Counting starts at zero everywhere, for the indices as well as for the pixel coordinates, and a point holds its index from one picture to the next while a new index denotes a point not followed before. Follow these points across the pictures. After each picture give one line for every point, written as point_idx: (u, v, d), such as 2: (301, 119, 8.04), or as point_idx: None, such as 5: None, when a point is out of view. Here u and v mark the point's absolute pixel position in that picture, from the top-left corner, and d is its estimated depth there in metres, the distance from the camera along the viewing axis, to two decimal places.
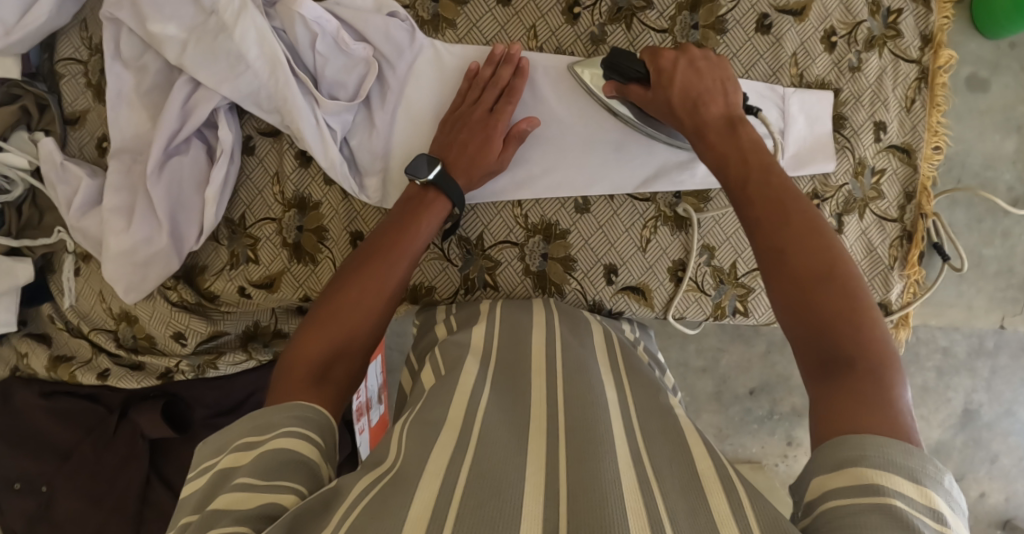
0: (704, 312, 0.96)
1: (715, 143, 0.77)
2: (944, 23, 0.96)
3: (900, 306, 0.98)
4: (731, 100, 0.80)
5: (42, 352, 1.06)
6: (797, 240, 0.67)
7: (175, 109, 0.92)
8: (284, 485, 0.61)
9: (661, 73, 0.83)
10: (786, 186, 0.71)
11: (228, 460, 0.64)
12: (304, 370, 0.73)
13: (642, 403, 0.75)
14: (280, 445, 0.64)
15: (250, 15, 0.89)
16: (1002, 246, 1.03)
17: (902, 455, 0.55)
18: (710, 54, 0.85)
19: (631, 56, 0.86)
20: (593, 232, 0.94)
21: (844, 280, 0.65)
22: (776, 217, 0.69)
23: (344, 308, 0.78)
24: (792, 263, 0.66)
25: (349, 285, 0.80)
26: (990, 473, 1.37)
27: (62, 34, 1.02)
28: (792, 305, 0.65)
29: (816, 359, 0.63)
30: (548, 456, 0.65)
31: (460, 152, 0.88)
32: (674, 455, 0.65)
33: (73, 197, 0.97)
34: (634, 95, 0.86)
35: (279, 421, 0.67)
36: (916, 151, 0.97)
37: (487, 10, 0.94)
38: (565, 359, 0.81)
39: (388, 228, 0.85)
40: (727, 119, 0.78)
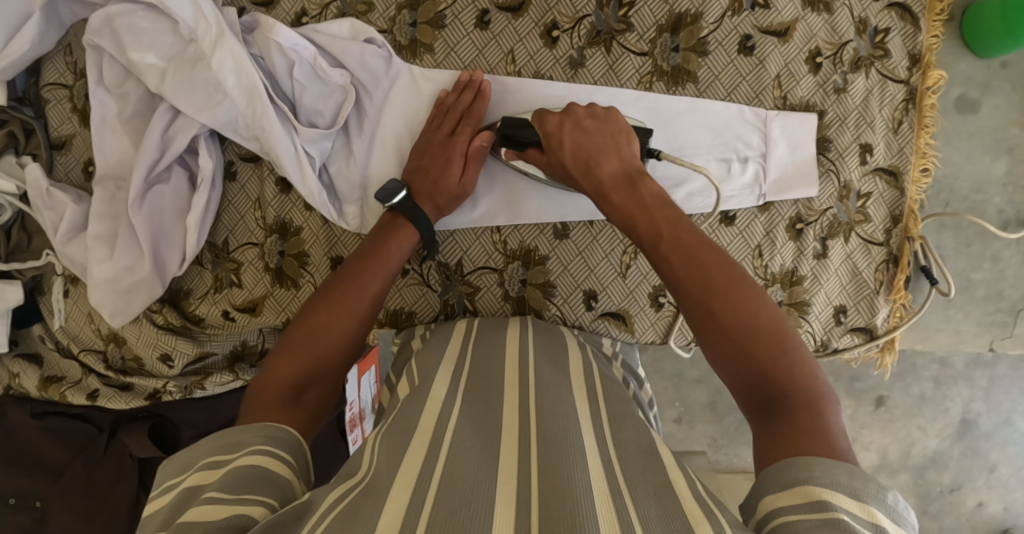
0: (685, 337, 0.96)
1: (622, 202, 0.79)
2: (934, 42, 0.94)
3: (886, 330, 0.97)
4: (624, 155, 0.82)
5: (33, 373, 1.08)
6: (713, 294, 0.70)
7: (156, 138, 0.93)
8: (254, 499, 0.60)
9: (550, 136, 0.83)
10: (698, 243, 0.74)
11: (194, 479, 0.62)
12: (277, 392, 0.73)
13: (613, 409, 0.75)
14: (250, 462, 0.63)
15: (228, 43, 0.90)
16: (991, 269, 1.02)
17: (845, 474, 0.57)
18: (597, 110, 0.85)
19: (525, 122, 0.87)
20: (572, 257, 0.94)
21: (770, 325, 0.68)
22: (698, 275, 0.71)
23: (322, 330, 0.78)
24: (720, 318, 0.69)
25: (318, 307, 0.80)
26: (988, 483, 1.34)
27: (48, 60, 1.03)
28: (727, 357, 0.68)
29: (755, 402, 0.66)
30: (518, 464, 0.64)
31: (425, 177, 0.89)
32: (646, 465, 0.64)
33: (59, 222, 0.99)
34: (533, 159, 0.86)
35: (251, 440, 0.66)
36: (903, 174, 0.95)
37: (465, 34, 0.94)
38: (541, 372, 0.81)
39: (359, 252, 0.85)
40: (626, 178, 0.80)
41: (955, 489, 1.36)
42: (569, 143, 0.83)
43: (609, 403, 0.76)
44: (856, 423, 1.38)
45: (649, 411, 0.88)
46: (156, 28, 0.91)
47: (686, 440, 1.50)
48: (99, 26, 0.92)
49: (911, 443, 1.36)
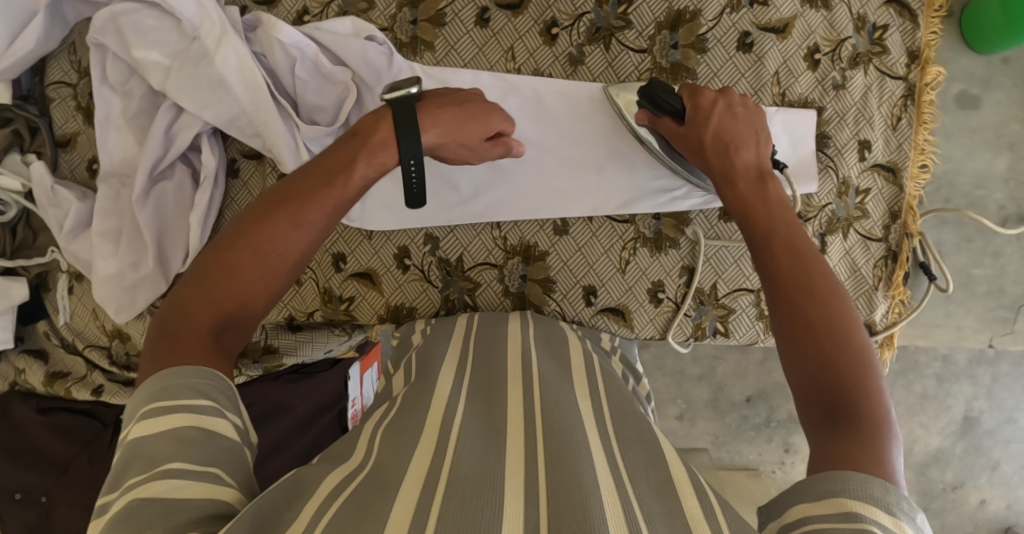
0: (684, 332, 0.96)
1: (743, 193, 0.77)
2: (932, 38, 0.94)
3: (884, 326, 0.97)
4: (762, 150, 0.80)
5: (38, 369, 1.10)
6: (817, 302, 0.67)
7: (159, 135, 0.94)
8: (206, 474, 0.57)
9: (698, 108, 0.82)
10: (816, 253, 0.71)
11: (140, 433, 0.59)
12: (195, 336, 0.66)
13: (614, 407, 0.75)
14: (202, 427, 0.59)
15: (231, 41, 0.91)
16: (992, 266, 1.02)
17: (881, 489, 0.54)
18: (749, 100, 0.84)
19: (671, 88, 0.85)
20: (572, 253, 0.95)
21: (858, 352, 0.64)
22: (801, 282, 0.68)
23: (249, 257, 0.69)
24: (815, 326, 0.65)
25: (252, 227, 0.70)
26: (990, 481, 1.35)
27: (52, 59, 1.04)
28: (804, 359, 0.65)
29: (818, 414, 0.63)
30: (523, 457, 0.65)
31: (455, 103, 0.82)
32: (649, 462, 0.65)
33: (64, 219, 1.00)
34: (665, 127, 0.85)
35: (197, 388, 0.61)
36: (902, 171, 0.95)
37: (465, 32, 0.94)
38: (543, 368, 0.81)
39: (315, 170, 0.74)
40: (759, 172, 0.78)
41: (958, 487, 1.37)
42: (715, 122, 0.81)
43: (611, 400, 0.77)
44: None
45: (647, 405, 0.88)
46: (160, 27, 0.93)
47: (688, 437, 1.51)
48: (104, 25, 0.94)
49: (913, 440, 1.36)
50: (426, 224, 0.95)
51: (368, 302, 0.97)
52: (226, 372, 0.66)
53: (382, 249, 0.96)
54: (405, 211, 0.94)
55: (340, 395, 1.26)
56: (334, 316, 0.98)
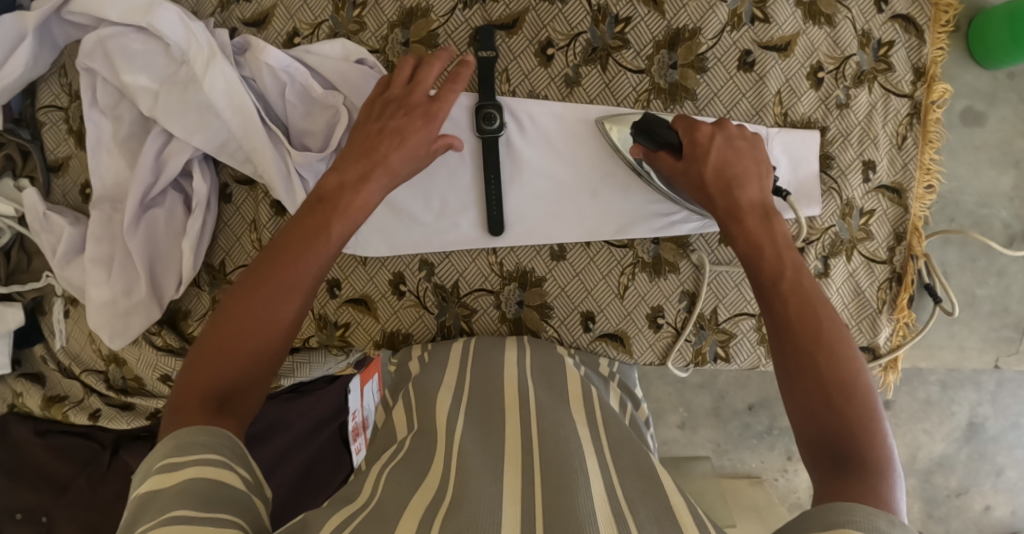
0: (685, 358, 0.94)
1: (750, 228, 0.75)
2: (939, 54, 0.92)
3: (889, 349, 0.95)
4: (764, 186, 0.79)
5: (35, 392, 1.09)
6: (824, 345, 0.66)
7: (149, 162, 0.93)
8: (213, 519, 0.54)
9: (696, 145, 0.80)
10: (821, 295, 0.70)
11: (153, 483, 0.57)
12: (200, 401, 0.64)
13: (614, 435, 0.74)
14: (212, 476, 0.57)
15: (219, 66, 0.90)
16: (996, 285, 1.00)
17: (887, 522, 0.53)
18: (748, 132, 0.83)
19: (666, 125, 0.84)
20: (569, 278, 0.93)
21: (861, 394, 0.63)
22: (808, 325, 0.67)
23: (236, 332, 0.67)
24: (820, 367, 0.65)
25: (235, 301, 0.69)
26: (996, 487, 1.33)
27: (43, 82, 1.03)
28: (811, 398, 0.64)
29: (820, 456, 0.62)
30: (524, 487, 0.64)
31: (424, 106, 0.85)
32: (646, 489, 0.64)
33: (57, 244, 0.99)
34: (663, 162, 0.83)
35: (207, 442, 0.60)
36: (906, 192, 0.93)
37: (458, 53, 0.92)
38: (540, 398, 0.80)
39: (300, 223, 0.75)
40: (762, 208, 0.77)
41: (962, 493, 1.35)
42: (714, 155, 0.80)
43: (611, 429, 0.75)
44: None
45: (647, 432, 0.86)
46: (148, 51, 0.92)
47: (689, 446, 1.49)
48: (92, 49, 0.92)
49: (918, 447, 1.35)
50: (422, 250, 0.94)
51: (363, 328, 0.96)
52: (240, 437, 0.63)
53: (377, 275, 0.95)
54: (400, 236, 0.93)
55: (341, 405, 1.21)
56: (329, 342, 0.97)
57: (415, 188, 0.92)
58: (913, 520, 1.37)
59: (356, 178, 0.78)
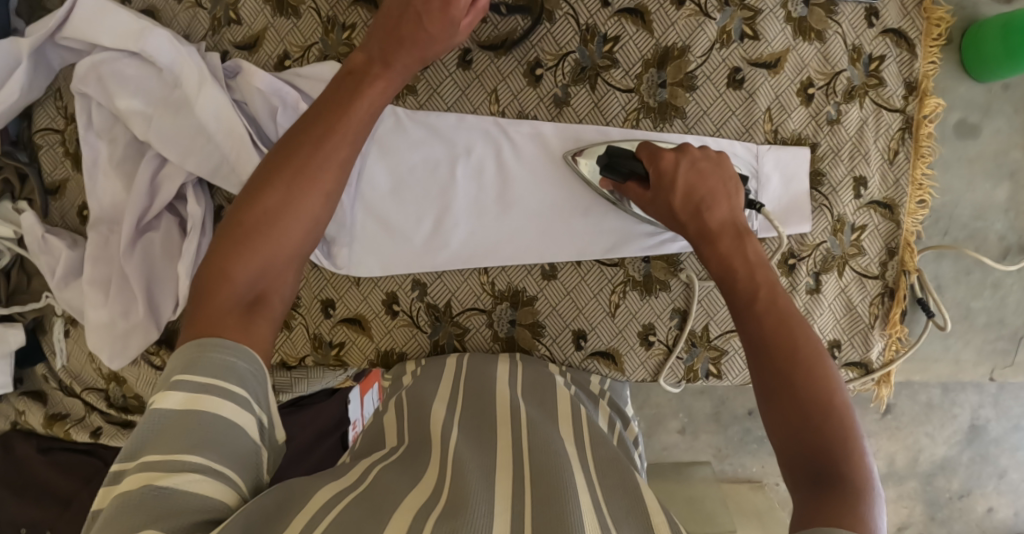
0: (676, 375, 0.95)
1: (724, 252, 0.76)
2: (930, 68, 0.91)
3: (881, 364, 0.95)
4: (734, 204, 0.79)
5: (38, 410, 1.11)
6: (800, 365, 0.66)
7: (144, 186, 0.94)
8: (216, 474, 0.57)
9: (661, 175, 0.81)
10: (796, 315, 0.70)
11: (178, 403, 0.59)
12: (228, 299, 0.65)
13: (601, 455, 0.74)
14: (225, 416, 0.60)
15: (210, 90, 0.91)
16: (992, 297, 0.99)
17: None
18: (711, 153, 0.82)
19: (630, 154, 0.85)
20: (561, 297, 0.94)
21: (838, 412, 0.63)
22: (783, 345, 0.67)
23: (265, 213, 0.68)
24: (795, 387, 0.65)
25: (263, 184, 0.70)
26: (998, 488, 1.32)
27: (39, 106, 1.04)
28: (788, 419, 0.64)
29: (799, 474, 0.62)
30: (514, 494, 0.65)
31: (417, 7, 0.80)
32: (630, 509, 0.65)
33: (56, 266, 1.00)
34: (633, 194, 0.84)
35: (227, 367, 0.61)
36: (899, 207, 0.93)
37: (447, 75, 0.91)
38: (530, 413, 0.81)
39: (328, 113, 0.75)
40: (735, 228, 0.78)
41: (964, 495, 1.34)
42: (682, 181, 0.80)
43: (597, 447, 0.76)
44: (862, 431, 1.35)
45: (635, 451, 0.86)
46: (141, 75, 0.93)
47: (690, 451, 1.48)
48: (85, 74, 0.93)
49: (919, 450, 1.33)
50: (414, 270, 0.94)
51: (358, 347, 0.97)
52: (262, 333, 0.66)
53: (370, 295, 0.96)
54: (391, 255, 0.93)
55: (342, 416, 1.21)
56: (325, 361, 0.98)
57: (407, 208, 0.92)
58: (916, 523, 1.36)
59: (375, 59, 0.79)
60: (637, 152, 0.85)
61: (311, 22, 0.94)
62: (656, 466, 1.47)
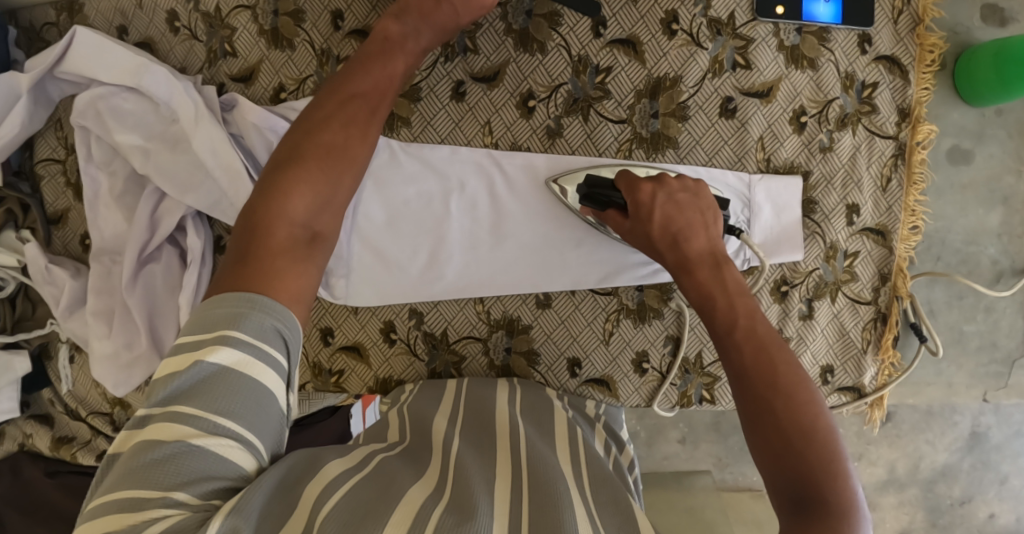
0: (670, 401, 0.96)
1: (702, 282, 0.76)
2: (924, 95, 0.91)
3: (874, 389, 0.96)
4: (712, 234, 0.80)
5: (45, 434, 1.12)
6: (781, 390, 0.66)
7: (144, 219, 0.96)
8: (245, 444, 0.59)
9: (639, 205, 0.81)
10: (776, 338, 0.71)
11: (228, 362, 0.59)
12: (288, 234, 0.68)
13: (594, 474, 0.75)
14: (267, 385, 0.60)
15: (208, 125, 0.92)
16: (985, 321, 0.99)
17: None
18: (688, 182, 0.83)
19: (610, 184, 0.85)
20: (555, 326, 0.95)
21: (821, 439, 0.64)
22: (764, 370, 0.68)
23: (324, 152, 0.74)
24: (778, 413, 0.65)
25: (316, 131, 0.75)
26: (999, 496, 1.29)
27: (40, 137, 1.05)
28: (773, 446, 0.64)
29: (784, 496, 0.62)
30: (511, 502, 0.67)
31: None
32: (622, 525, 0.66)
33: (60, 296, 1.01)
34: (612, 222, 0.84)
35: (269, 334, 0.61)
36: (891, 233, 0.93)
37: (441, 107, 0.92)
38: (528, 429, 0.82)
39: (366, 69, 0.80)
40: (713, 258, 0.78)
41: (966, 502, 1.31)
42: (659, 214, 0.81)
43: (590, 466, 0.77)
44: (862, 439, 1.33)
45: (630, 475, 0.86)
46: (139, 110, 0.94)
47: (690, 461, 1.47)
48: (84, 108, 0.94)
49: (919, 457, 1.31)
50: (410, 300, 0.95)
51: (356, 375, 0.97)
52: (316, 267, 0.69)
53: (368, 323, 0.96)
54: (388, 286, 0.94)
55: (343, 435, 1.16)
56: (325, 388, 0.99)
57: (402, 241, 0.93)
58: (917, 529, 1.34)
59: (406, 21, 0.83)
60: (615, 182, 0.85)
61: (305, 54, 0.95)
62: (656, 476, 1.46)
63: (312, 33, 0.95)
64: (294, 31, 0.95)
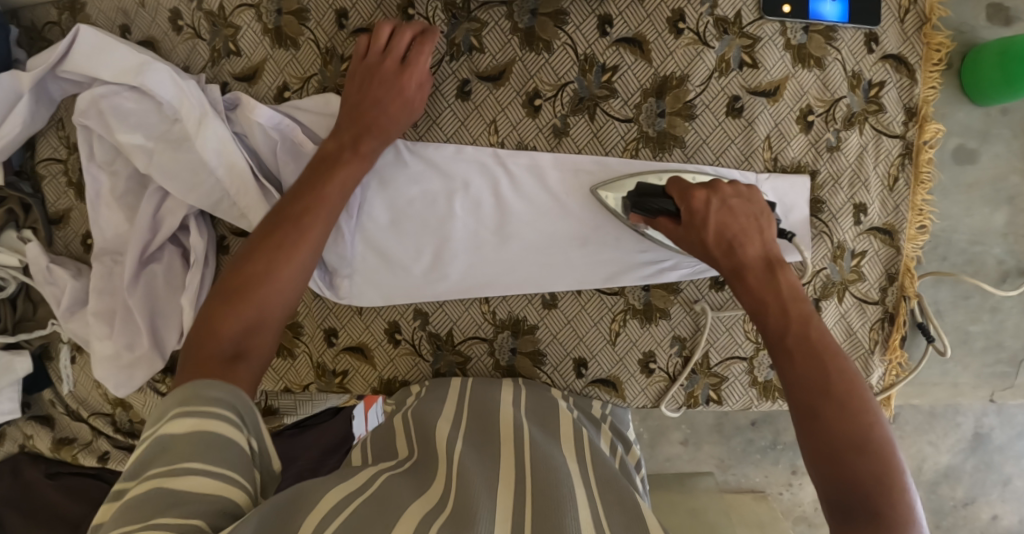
0: (677, 401, 0.95)
1: (755, 287, 0.76)
2: (930, 94, 0.91)
3: (881, 388, 0.96)
4: (767, 238, 0.79)
5: (45, 435, 1.12)
6: (833, 401, 0.66)
7: (147, 219, 0.95)
8: (218, 476, 0.60)
9: (692, 214, 0.80)
10: (832, 345, 0.70)
11: (186, 422, 0.61)
12: (215, 352, 0.69)
13: (600, 476, 0.75)
14: (227, 432, 0.62)
15: (211, 124, 0.91)
16: (991, 322, 0.99)
17: None
18: (741, 188, 0.82)
19: (660, 191, 0.85)
20: (561, 326, 0.94)
21: (875, 449, 0.63)
22: (818, 379, 0.67)
23: (257, 268, 0.75)
24: (829, 422, 0.65)
25: (254, 255, 0.76)
26: (1002, 497, 1.29)
27: (41, 136, 1.04)
28: (825, 456, 0.64)
29: (835, 506, 0.62)
30: (515, 509, 0.66)
31: (374, 88, 0.85)
32: (630, 523, 0.66)
33: (61, 296, 1.00)
34: (663, 229, 0.84)
35: (221, 399, 0.64)
36: (898, 233, 0.93)
37: (447, 106, 0.92)
38: (533, 431, 0.82)
39: (306, 183, 0.81)
40: (766, 263, 0.77)
41: (969, 502, 1.31)
42: (713, 219, 0.80)
43: (597, 467, 0.77)
44: None
45: (637, 476, 0.86)
46: (141, 109, 0.92)
47: (693, 462, 1.46)
48: (87, 108, 0.93)
49: (921, 459, 1.30)
50: (415, 299, 0.94)
51: (361, 376, 0.97)
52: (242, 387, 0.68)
53: (373, 323, 0.96)
54: (393, 287, 0.94)
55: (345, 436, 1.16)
56: (328, 389, 0.98)
57: (406, 241, 0.93)
58: None
59: (343, 133, 0.85)
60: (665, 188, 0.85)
61: (309, 53, 0.95)
62: (659, 477, 1.46)
63: (316, 32, 0.94)
64: (298, 30, 0.95)
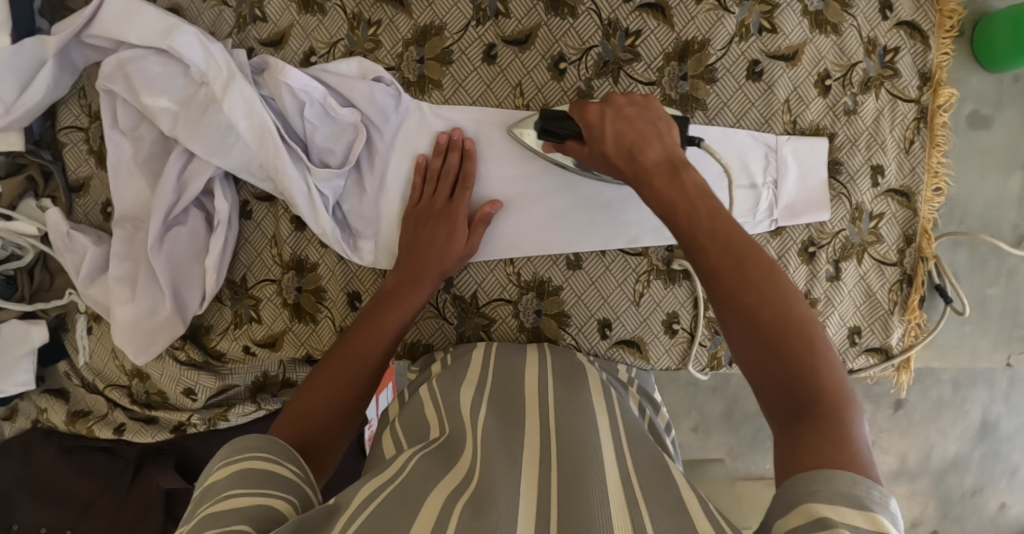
0: (701, 362, 0.97)
1: (660, 190, 0.73)
2: (944, 59, 0.94)
3: (901, 350, 0.97)
4: (667, 142, 0.77)
5: (60, 408, 1.10)
6: (754, 292, 0.63)
7: (172, 182, 0.95)
8: (258, 495, 0.60)
9: (591, 127, 0.82)
10: (738, 231, 0.67)
11: (222, 469, 0.64)
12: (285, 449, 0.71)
13: (629, 431, 0.75)
14: (264, 467, 0.64)
15: (239, 86, 0.91)
16: (1007, 286, 1.01)
17: (849, 483, 0.52)
18: (636, 98, 0.83)
19: (564, 115, 0.86)
20: (586, 287, 0.95)
21: (805, 336, 0.61)
22: (736, 272, 0.64)
23: (321, 385, 0.78)
24: (752, 313, 0.62)
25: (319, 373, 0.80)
26: (1011, 485, 1.29)
27: (63, 104, 1.04)
28: (753, 355, 0.61)
29: (777, 408, 0.60)
30: (539, 475, 0.65)
31: (432, 221, 0.90)
32: (661, 481, 0.65)
33: (81, 264, 1.00)
34: (572, 151, 0.85)
35: (259, 447, 0.67)
36: (915, 195, 0.95)
37: (473, 69, 0.94)
38: (558, 391, 0.81)
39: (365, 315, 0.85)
40: (669, 164, 0.75)
41: (977, 492, 1.31)
42: (611, 132, 0.80)
43: (626, 421, 0.77)
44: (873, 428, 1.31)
45: (667, 436, 0.86)
46: (168, 73, 0.93)
47: (704, 450, 1.45)
48: (112, 72, 0.93)
49: (929, 448, 1.30)
50: None
51: None
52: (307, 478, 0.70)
53: None
54: None
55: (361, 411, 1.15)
56: None
57: None
58: (928, 520, 1.33)
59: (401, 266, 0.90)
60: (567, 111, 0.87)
61: (336, 19, 0.96)
62: None
63: None
64: None
